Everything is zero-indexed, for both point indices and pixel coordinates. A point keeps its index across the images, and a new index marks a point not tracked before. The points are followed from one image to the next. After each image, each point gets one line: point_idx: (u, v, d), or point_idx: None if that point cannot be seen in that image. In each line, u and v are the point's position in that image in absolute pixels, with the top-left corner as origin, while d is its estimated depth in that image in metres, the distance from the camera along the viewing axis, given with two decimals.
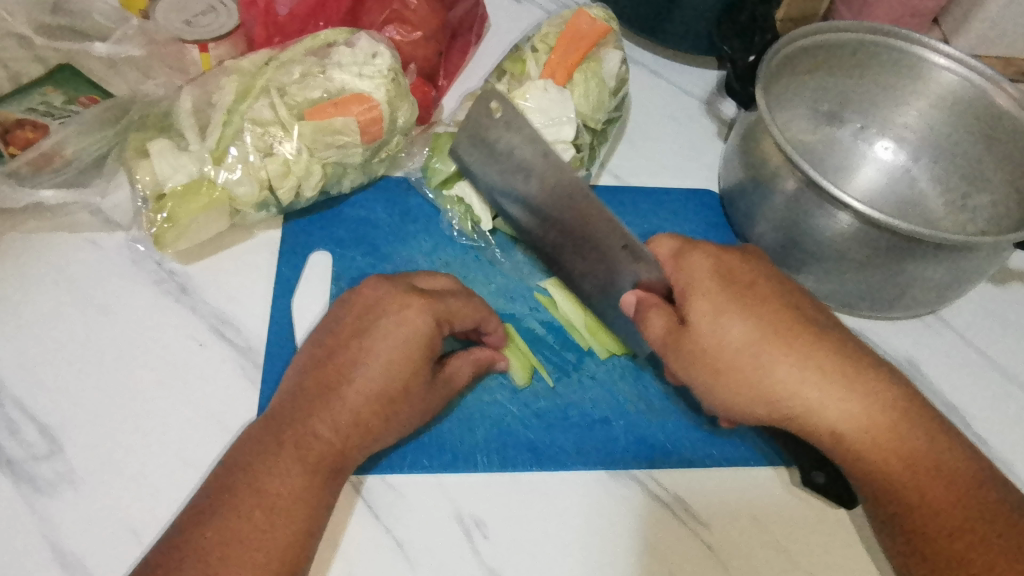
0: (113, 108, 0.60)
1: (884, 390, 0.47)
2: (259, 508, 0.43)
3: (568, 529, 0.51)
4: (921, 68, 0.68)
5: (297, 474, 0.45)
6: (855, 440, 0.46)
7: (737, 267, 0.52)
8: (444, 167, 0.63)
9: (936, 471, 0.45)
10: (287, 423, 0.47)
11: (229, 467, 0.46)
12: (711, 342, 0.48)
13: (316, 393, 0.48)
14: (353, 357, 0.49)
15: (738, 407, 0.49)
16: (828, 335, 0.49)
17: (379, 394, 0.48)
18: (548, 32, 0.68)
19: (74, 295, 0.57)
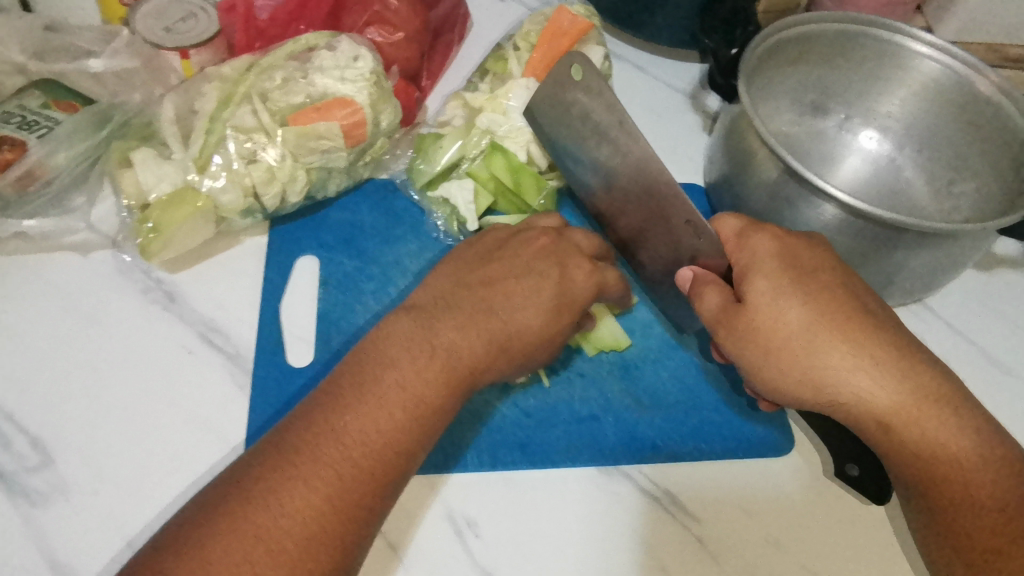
0: (94, 116, 0.61)
1: (939, 387, 0.45)
2: (342, 450, 0.41)
3: (559, 527, 0.52)
4: (904, 58, 0.68)
5: (391, 417, 0.43)
6: (903, 431, 0.45)
7: (802, 250, 0.50)
8: (428, 169, 0.64)
9: (989, 471, 0.43)
10: (418, 352, 0.45)
11: (343, 388, 0.43)
12: (768, 321, 0.47)
13: (449, 332, 0.46)
14: (524, 301, 0.49)
15: (788, 387, 0.47)
16: (888, 328, 0.47)
17: (501, 350, 0.48)
18: (529, 29, 0.68)
19: (62, 307, 0.57)
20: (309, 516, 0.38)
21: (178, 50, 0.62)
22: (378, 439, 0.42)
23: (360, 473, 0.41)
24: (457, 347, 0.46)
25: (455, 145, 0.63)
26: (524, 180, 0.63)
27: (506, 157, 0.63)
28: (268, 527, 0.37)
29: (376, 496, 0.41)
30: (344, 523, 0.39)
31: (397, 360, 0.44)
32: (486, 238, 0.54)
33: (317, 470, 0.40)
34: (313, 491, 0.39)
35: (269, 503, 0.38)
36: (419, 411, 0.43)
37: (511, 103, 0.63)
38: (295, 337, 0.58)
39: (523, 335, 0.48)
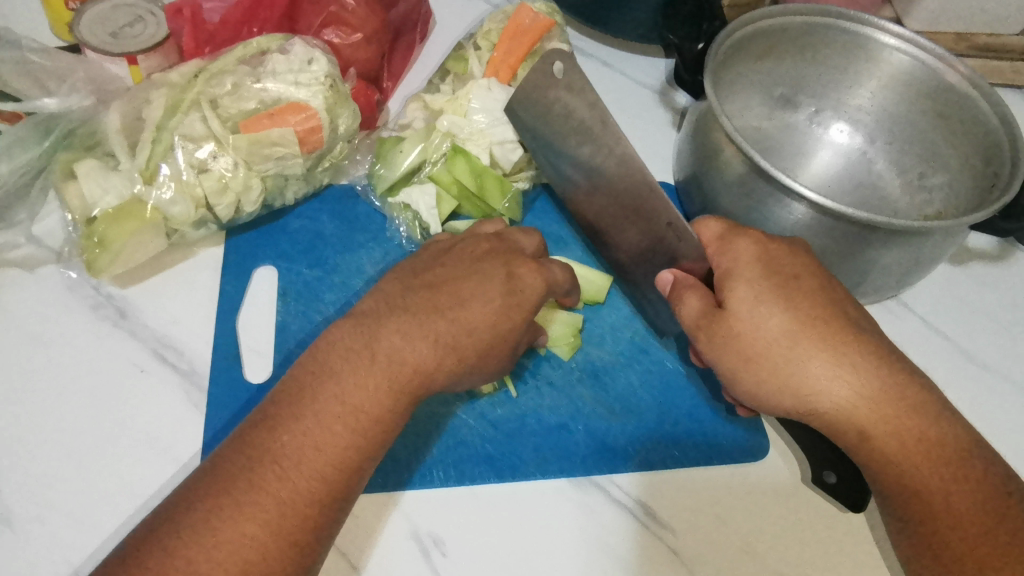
0: (37, 126, 0.57)
1: (918, 394, 0.44)
2: (279, 474, 0.39)
3: (528, 543, 0.50)
4: (872, 50, 0.67)
5: (335, 435, 0.40)
6: (880, 440, 0.43)
7: (784, 258, 0.49)
8: (388, 174, 0.61)
9: (963, 481, 0.41)
10: (355, 360, 0.43)
11: (276, 409, 0.41)
12: (749, 329, 0.47)
13: (391, 335, 0.44)
14: (471, 301, 0.46)
15: (766, 395, 0.47)
16: (870, 336, 0.46)
17: (451, 352, 0.45)
18: (491, 28, 0.66)
19: (7, 328, 0.54)
20: (247, 547, 0.37)
21: (126, 56, 0.60)
22: (315, 458, 0.40)
23: (297, 496, 0.39)
24: (401, 353, 0.44)
25: (416, 149, 0.62)
26: (488, 183, 0.61)
27: (468, 161, 0.61)
28: (202, 563, 0.36)
29: (315, 518, 0.39)
30: (284, 550, 0.38)
31: (334, 373, 0.42)
32: (430, 247, 0.52)
33: (252, 498, 0.38)
34: (247, 520, 0.37)
35: (203, 539, 0.36)
36: (358, 425, 0.41)
37: (472, 105, 0.61)
38: (253, 353, 0.56)
39: (475, 335, 0.45)
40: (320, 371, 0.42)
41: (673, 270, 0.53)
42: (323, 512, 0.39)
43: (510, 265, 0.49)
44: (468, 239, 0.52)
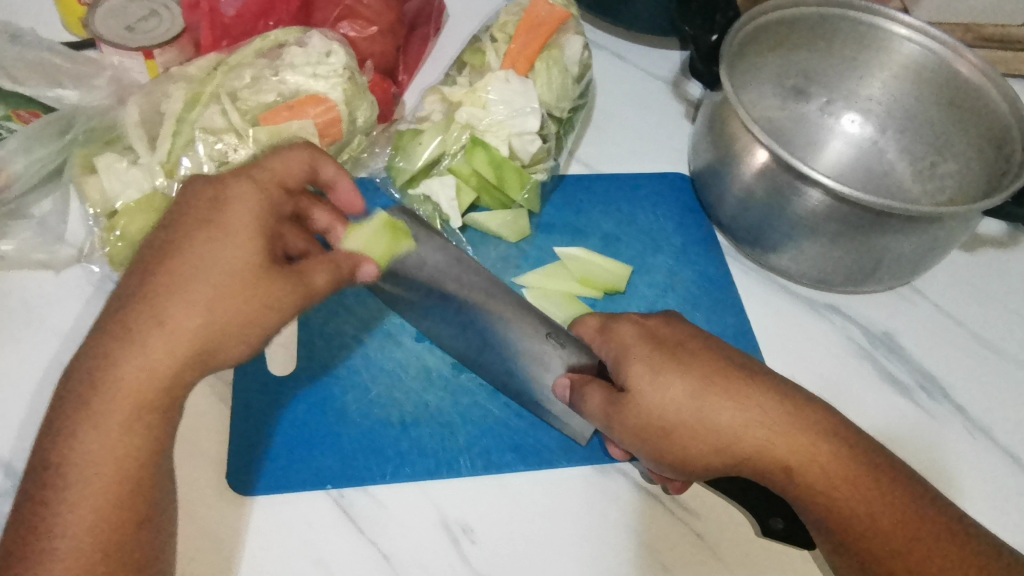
0: (56, 121, 0.58)
1: (830, 425, 0.45)
2: (73, 479, 0.38)
3: (556, 529, 0.50)
4: (882, 40, 0.68)
5: (109, 432, 0.38)
6: (807, 477, 0.44)
7: (662, 327, 0.48)
8: (408, 166, 0.62)
9: (881, 498, 0.43)
10: (119, 357, 0.39)
11: (51, 408, 0.40)
12: (653, 401, 0.45)
13: (144, 327, 0.39)
14: (174, 256, 0.41)
15: (690, 462, 0.45)
16: (768, 377, 0.47)
17: (201, 321, 0.40)
18: (507, 20, 0.67)
19: (28, 324, 0.54)
20: (60, 546, 0.37)
21: (142, 51, 0.60)
22: (72, 452, 0.38)
23: (88, 496, 0.38)
24: (150, 343, 0.39)
25: (434, 142, 0.62)
26: (507, 174, 0.61)
27: (488, 152, 0.61)
28: (47, 561, 0.37)
29: (122, 498, 0.38)
30: (113, 534, 0.38)
31: (76, 365, 0.40)
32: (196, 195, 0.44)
33: (55, 498, 0.38)
34: (65, 516, 0.37)
35: (48, 535, 0.37)
36: (120, 406, 0.39)
37: (490, 97, 0.62)
38: (274, 345, 0.56)
39: (189, 292, 0.40)
40: (94, 356, 0.39)
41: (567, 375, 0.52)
42: (131, 489, 0.39)
43: (209, 200, 0.43)
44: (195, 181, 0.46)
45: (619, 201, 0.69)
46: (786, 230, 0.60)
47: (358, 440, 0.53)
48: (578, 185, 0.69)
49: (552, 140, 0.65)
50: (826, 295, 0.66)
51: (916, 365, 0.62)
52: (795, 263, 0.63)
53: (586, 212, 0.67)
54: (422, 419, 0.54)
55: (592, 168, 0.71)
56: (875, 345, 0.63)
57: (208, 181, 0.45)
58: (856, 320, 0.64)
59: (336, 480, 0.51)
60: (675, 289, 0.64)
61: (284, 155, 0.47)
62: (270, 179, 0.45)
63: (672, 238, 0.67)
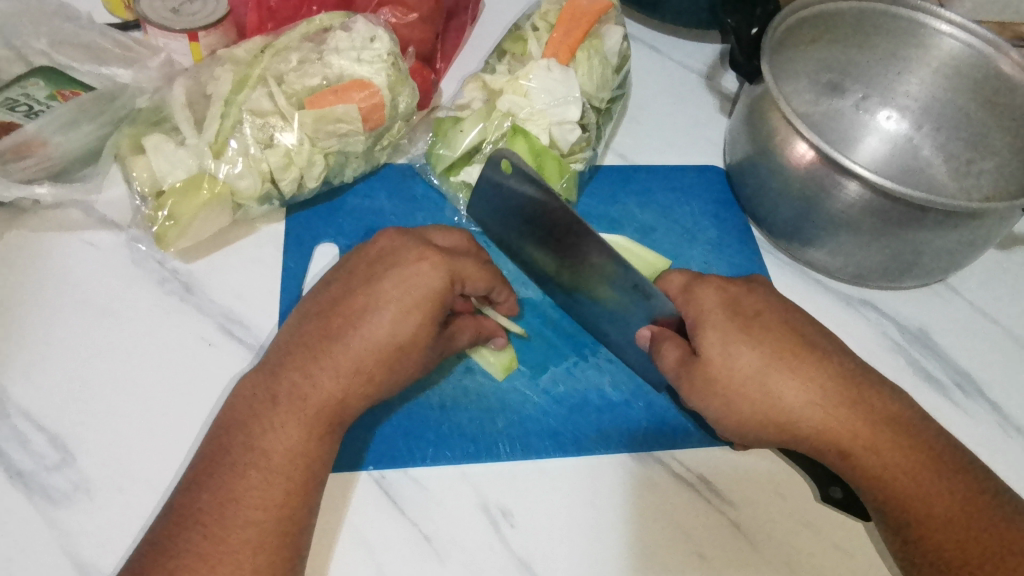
0: (98, 100, 0.59)
1: (889, 408, 0.48)
2: (254, 468, 0.43)
3: (594, 516, 0.51)
4: (922, 36, 0.67)
5: (291, 433, 0.44)
6: (862, 457, 0.46)
7: (743, 298, 0.51)
8: (447, 153, 0.62)
9: (938, 482, 0.46)
10: (300, 388, 0.45)
11: (249, 399, 0.46)
12: (723, 370, 0.48)
13: (325, 365, 0.45)
14: (368, 315, 0.46)
15: (751, 429, 0.48)
16: (834, 359, 0.49)
17: (384, 367, 0.46)
18: (548, 9, 0.68)
19: (73, 301, 0.55)
20: (246, 519, 0.42)
21: (186, 33, 0.60)
22: (266, 443, 0.44)
23: (266, 495, 0.42)
24: (333, 378, 0.45)
25: (475, 129, 0.62)
26: (547, 163, 0.61)
27: (528, 141, 0.61)
28: (232, 530, 0.41)
29: (299, 493, 0.43)
30: (289, 521, 0.42)
31: (284, 375, 0.46)
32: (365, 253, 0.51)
33: (250, 476, 0.43)
34: (252, 495, 0.42)
35: (236, 504, 0.42)
36: (316, 416, 0.45)
37: (531, 85, 0.62)
38: None
39: (374, 349, 0.46)
40: (290, 373, 0.46)
41: (649, 325, 0.52)
42: (309, 484, 0.44)
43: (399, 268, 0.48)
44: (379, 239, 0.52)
45: (656, 192, 0.69)
46: (823, 225, 0.60)
47: (398, 420, 0.53)
48: (614, 176, 0.69)
49: (592, 130, 0.65)
50: (860, 290, 0.66)
51: (950, 362, 0.62)
52: (831, 257, 0.63)
53: (622, 202, 0.68)
54: (461, 404, 0.55)
55: (628, 160, 0.71)
56: (910, 341, 0.63)
57: (400, 243, 0.51)
58: (890, 316, 0.64)
59: (377, 460, 0.52)
60: None
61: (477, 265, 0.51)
62: (457, 273, 0.49)
63: (707, 231, 0.67)
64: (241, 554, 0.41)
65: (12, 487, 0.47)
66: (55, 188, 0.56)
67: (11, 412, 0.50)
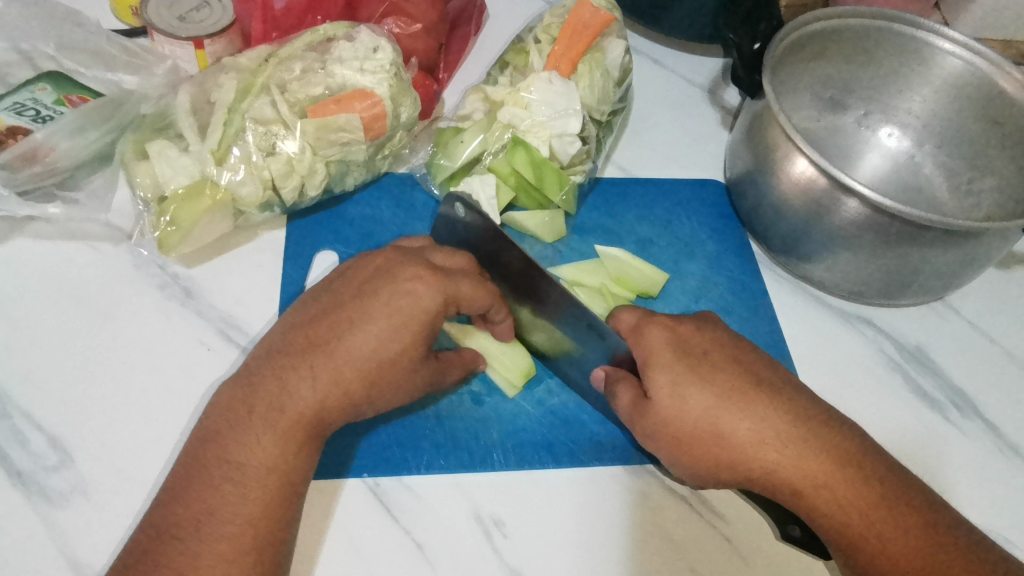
0: (105, 105, 0.60)
1: (840, 445, 0.47)
2: (229, 480, 0.43)
3: (586, 528, 0.51)
4: (924, 53, 0.67)
5: (267, 445, 0.44)
6: (816, 497, 0.46)
7: (691, 336, 0.50)
8: (448, 164, 0.63)
9: (894, 522, 0.44)
10: (271, 406, 0.45)
11: (232, 407, 0.46)
12: (673, 412, 0.47)
13: (298, 381, 0.46)
14: (351, 334, 0.47)
15: (704, 470, 0.48)
16: (783, 397, 0.49)
17: (366, 380, 0.47)
18: (551, 22, 0.68)
19: (74, 303, 0.55)
20: (222, 529, 0.42)
21: (193, 40, 0.61)
22: (240, 454, 0.44)
23: (239, 511, 0.42)
24: (310, 398, 0.45)
25: (476, 139, 0.63)
26: (546, 176, 0.62)
27: (529, 152, 0.61)
28: (208, 539, 0.41)
29: (267, 503, 0.43)
30: (263, 534, 0.42)
31: (262, 384, 0.46)
32: (354, 270, 0.51)
33: (227, 488, 0.43)
34: (230, 504, 0.42)
35: (214, 515, 0.42)
36: (290, 432, 0.45)
37: (532, 97, 0.62)
38: None
39: (359, 364, 0.46)
40: (267, 384, 0.46)
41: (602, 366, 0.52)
42: (286, 496, 0.44)
43: (390, 288, 0.49)
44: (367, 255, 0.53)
45: (653, 205, 0.69)
46: (822, 241, 0.60)
47: (393, 430, 0.54)
48: (614, 188, 0.70)
49: (592, 142, 0.65)
50: (857, 307, 0.66)
51: (946, 380, 0.62)
52: (830, 273, 0.63)
53: (622, 214, 0.68)
54: (453, 415, 0.55)
55: (628, 172, 0.71)
56: (907, 359, 0.63)
57: (393, 262, 0.51)
58: (887, 333, 0.64)
59: (372, 468, 0.52)
60: (708, 294, 0.65)
61: (475, 283, 0.50)
62: (452, 297, 0.49)
63: (706, 244, 0.68)
64: (213, 564, 0.41)
65: (11, 486, 0.47)
66: (69, 208, 0.58)
67: (11, 412, 0.50)
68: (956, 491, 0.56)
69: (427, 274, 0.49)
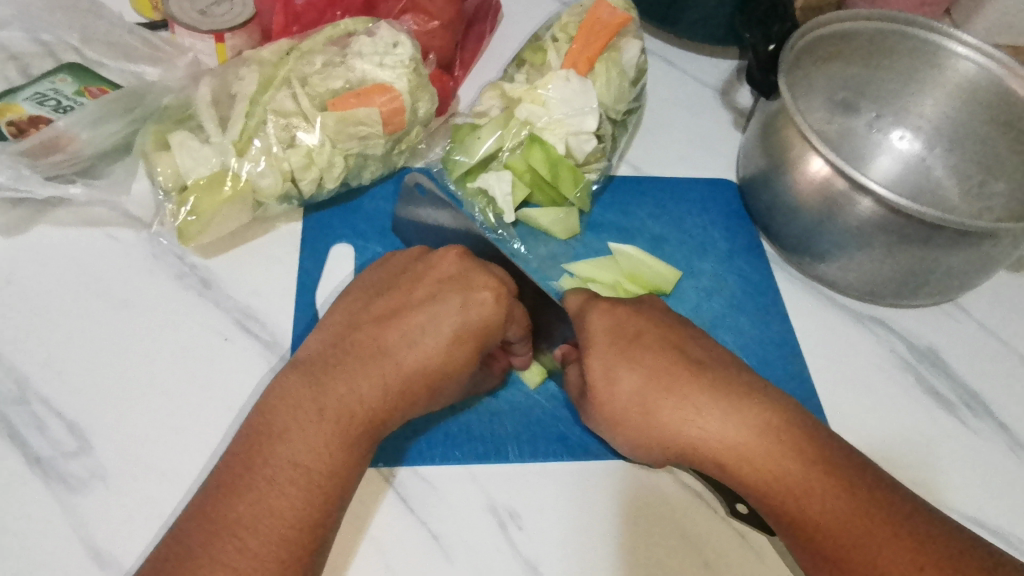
0: (125, 97, 0.60)
1: (765, 419, 0.45)
2: (295, 483, 0.42)
3: (601, 521, 0.51)
4: (939, 58, 0.68)
5: (332, 448, 0.44)
6: (740, 471, 0.45)
7: (625, 319, 0.50)
8: (466, 159, 0.62)
9: (830, 492, 0.42)
10: (338, 408, 0.45)
11: (296, 402, 0.45)
12: (603, 392, 0.48)
13: (365, 384, 0.46)
14: (420, 339, 0.47)
15: (644, 450, 0.48)
16: (712, 373, 0.48)
17: (428, 387, 0.47)
18: (568, 21, 0.69)
19: (93, 291, 0.56)
20: (281, 533, 0.41)
21: (214, 34, 0.62)
22: (308, 459, 0.43)
23: (301, 514, 0.42)
24: (375, 403, 0.45)
25: (493, 136, 0.63)
26: (562, 172, 0.63)
27: (545, 150, 0.62)
28: (265, 541, 0.40)
29: (328, 509, 0.43)
30: (318, 538, 0.42)
31: (331, 386, 0.45)
32: (414, 272, 0.52)
33: (290, 491, 0.42)
34: (292, 507, 0.42)
35: (273, 516, 0.41)
36: (354, 436, 0.44)
37: (550, 94, 0.63)
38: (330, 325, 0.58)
39: (423, 371, 0.47)
40: (335, 384, 0.45)
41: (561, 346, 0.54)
42: (339, 502, 0.43)
43: (464, 291, 0.49)
44: (432, 254, 0.53)
45: (667, 203, 0.70)
46: (837, 241, 0.60)
47: (412, 421, 0.54)
48: (628, 187, 0.70)
49: (607, 141, 0.66)
50: (869, 306, 0.66)
51: (958, 382, 0.63)
52: (842, 273, 0.63)
53: (635, 212, 0.69)
54: (472, 407, 0.55)
55: (642, 171, 0.72)
56: (919, 359, 0.64)
57: (462, 266, 0.51)
58: (900, 334, 0.65)
59: (389, 459, 0.52)
60: (720, 293, 0.65)
61: (524, 311, 0.52)
62: (511, 314, 0.50)
63: (718, 243, 0.68)
64: (268, 567, 0.40)
65: (30, 471, 0.48)
66: (89, 189, 0.58)
67: (30, 398, 0.50)
68: (967, 492, 0.56)
69: (498, 281, 0.50)
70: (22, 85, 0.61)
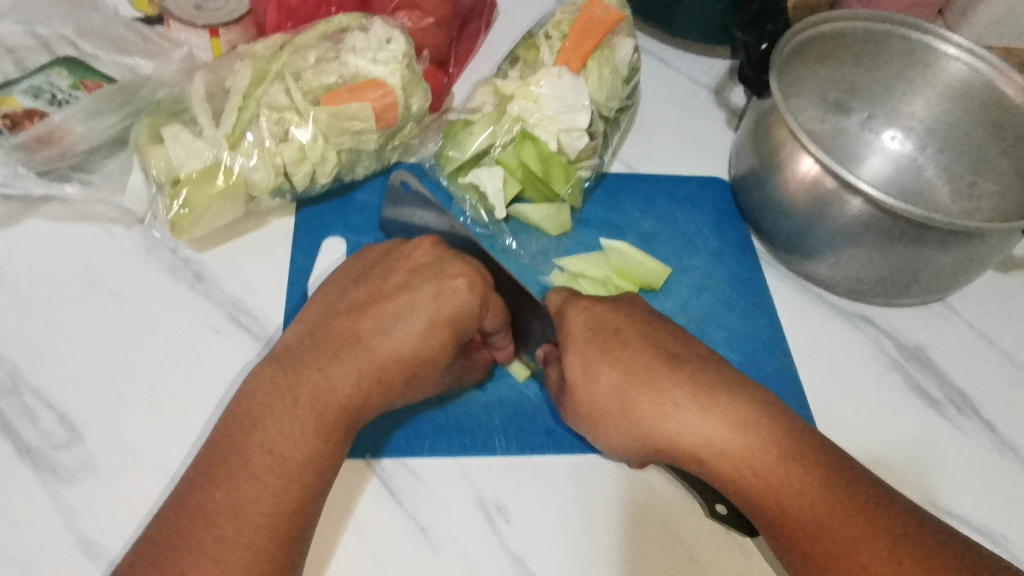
0: (121, 92, 0.61)
1: (743, 411, 0.46)
2: (271, 470, 0.43)
3: (586, 514, 0.52)
4: (930, 59, 0.68)
5: (308, 436, 0.44)
6: (715, 463, 0.45)
7: (605, 316, 0.51)
8: (457, 155, 0.63)
9: (798, 479, 0.43)
10: (311, 396, 0.45)
11: (272, 391, 0.45)
12: (583, 391, 0.48)
13: (338, 371, 0.46)
14: (395, 327, 0.48)
15: (625, 448, 0.48)
16: (691, 366, 0.49)
17: (402, 375, 0.47)
18: (562, 19, 0.69)
19: (87, 283, 0.56)
20: (257, 519, 0.41)
21: (208, 28, 0.62)
22: (284, 446, 0.43)
23: (276, 501, 0.42)
24: (349, 391, 0.46)
25: (485, 132, 0.63)
26: (554, 169, 0.63)
27: (536, 146, 0.62)
28: (242, 527, 0.41)
29: (304, 496, 0.43)
30: (295, 524, 0.42)
31: (306, 374, 0.46)
32: (390, 262, 0.53)
33: (268, 479, 0.42)
34: (268, 494, 0.42)
35: (251, 504, 0.42)
36: (329, 424, 0.45)
37: (542, 91, 0.63)
38: None
39: (397, 359, 0.47)
40: (310, 373, 0.46)
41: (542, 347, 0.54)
42: (317, 490, 0.44)
43: (437, 280, 0.50)
44: (407, 245, 0.54)
45: (658, 200, 0.70)
46: (826, 239, 0.61)
47: (398, 414, 0.54)
48: (619, 184, 0.70)
49: (599, 138, 0.66)
50: (858, 305, 0.67)
51: (945, 380, 0.63)
52: (831, 272, 0.64)
53: (626, 209, 0.69)
54: (460, 399, 0.56)
55: (634, 169, 0.72)
56: (907, 357, 0.64)
57: (437, 256, 0.52)
58: (888, 332, 0.65)
59: (377, 451, 0.52)
60: (709, 290, 0.65)
61: (501, 301, 0.52)
62: (487, 304, 0.51)
63: (708, 240, 0.69)
64: (245, 553, 0.40)
65: (21, 462, 0.48)
66: (85, 189, 0.58)
67: (22, 389, 0.51)
68: (952, 489, 0.57)
69: (473, 270, 0.51)
70: (17, 78, 0.61)
